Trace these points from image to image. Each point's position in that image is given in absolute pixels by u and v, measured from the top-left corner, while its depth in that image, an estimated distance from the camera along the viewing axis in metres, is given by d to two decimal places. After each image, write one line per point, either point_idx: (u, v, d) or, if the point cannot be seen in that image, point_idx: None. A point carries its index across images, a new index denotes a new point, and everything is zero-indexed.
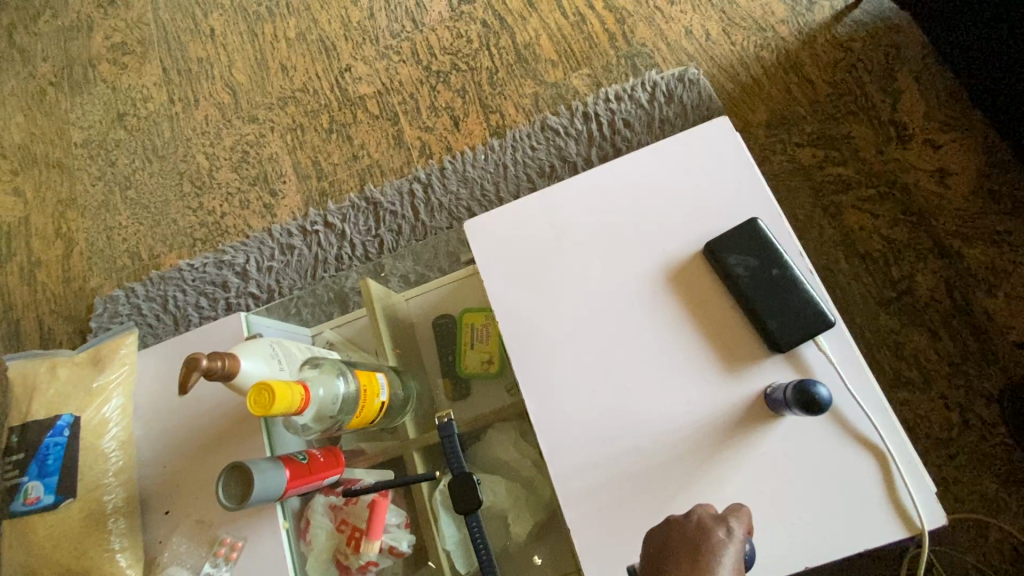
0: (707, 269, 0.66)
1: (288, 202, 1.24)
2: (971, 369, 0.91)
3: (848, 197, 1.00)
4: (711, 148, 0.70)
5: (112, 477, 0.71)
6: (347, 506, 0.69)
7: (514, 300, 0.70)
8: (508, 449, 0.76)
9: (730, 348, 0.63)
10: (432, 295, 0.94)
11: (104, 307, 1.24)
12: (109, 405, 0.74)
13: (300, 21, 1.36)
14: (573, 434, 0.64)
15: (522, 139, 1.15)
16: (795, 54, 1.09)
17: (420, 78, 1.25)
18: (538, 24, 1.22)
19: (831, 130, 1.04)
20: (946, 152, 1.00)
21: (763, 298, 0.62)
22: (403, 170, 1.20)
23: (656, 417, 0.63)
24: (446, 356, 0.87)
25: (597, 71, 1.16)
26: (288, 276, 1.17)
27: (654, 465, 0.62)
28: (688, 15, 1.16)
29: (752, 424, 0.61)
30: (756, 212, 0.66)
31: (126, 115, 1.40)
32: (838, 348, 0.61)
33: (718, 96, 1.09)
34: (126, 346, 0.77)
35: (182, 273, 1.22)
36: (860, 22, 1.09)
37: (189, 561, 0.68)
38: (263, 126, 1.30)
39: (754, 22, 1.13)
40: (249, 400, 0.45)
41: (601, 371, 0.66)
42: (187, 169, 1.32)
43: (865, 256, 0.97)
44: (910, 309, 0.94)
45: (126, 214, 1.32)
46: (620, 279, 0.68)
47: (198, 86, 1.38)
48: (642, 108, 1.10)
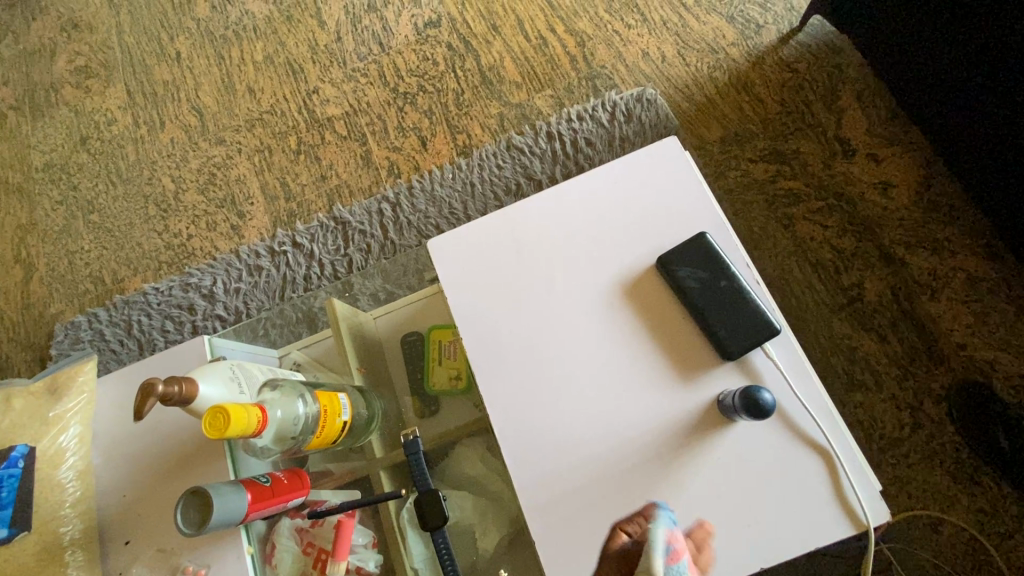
0: (661, 281, 0.68)
1: (256, 223, 1.23)
2: (918, 370, 0.95)
3: (799, 209, 1.05)
4: (663, 165, 0.73)
5: (69, 508, 0.70)
6: (313, 528, 0.69)
7: (478, 315, 0.71)
8: (476, 465, 0.77)
9: (685, 356, 0.66)
10: (400, 313, 0.95)
11: (65, 334, 1.21)
12: (66, 434, 0.73)
13: (268, 44, 1.37)
14: (537, 445, 0.66)
15: (488, 158, 1.18)
16: (746, 75, 1.15)
17: (387, 100, 1.28)
18: (502, 47, 1.26)
19: (782, 146, 1.09)
20: (887, 165, 1.06)
21: (712, 307, 0.65)
22: (371, 190, 1.21)
23: (617, 426, 0.65)
24: (413, 374, 0.88)
25: (559, 92, 1.20)
26: (256, 297, 1.16)
27: (616, 473, 0.63)
28: (645, 38, 1.21)
29: (706, 430, 0.63)
30: (705, 225, 0.69)
31: (89, 138, 1.39)
32: (785, 354, 0.64)
33: (674, 114, 1.14)
34: (83, 373, 0.75)
35: (147, 297, 1.20)
36: (804, 44, 1.15)
37: None
38: (230, 148, 1.30)
39: (706, 44, 1.18)
40: (204, 423, 0.45)
41: (564, 382, 0.67)
42: (153, 192, 1.31)
43: (817, 264, 1.02)
44: (861, 315, 0.99)
45: (89, 238, 1.30)
46: (579, 293, 0.70)
47: (164, 109, 1.37)
48: (603, 128, 1.14)
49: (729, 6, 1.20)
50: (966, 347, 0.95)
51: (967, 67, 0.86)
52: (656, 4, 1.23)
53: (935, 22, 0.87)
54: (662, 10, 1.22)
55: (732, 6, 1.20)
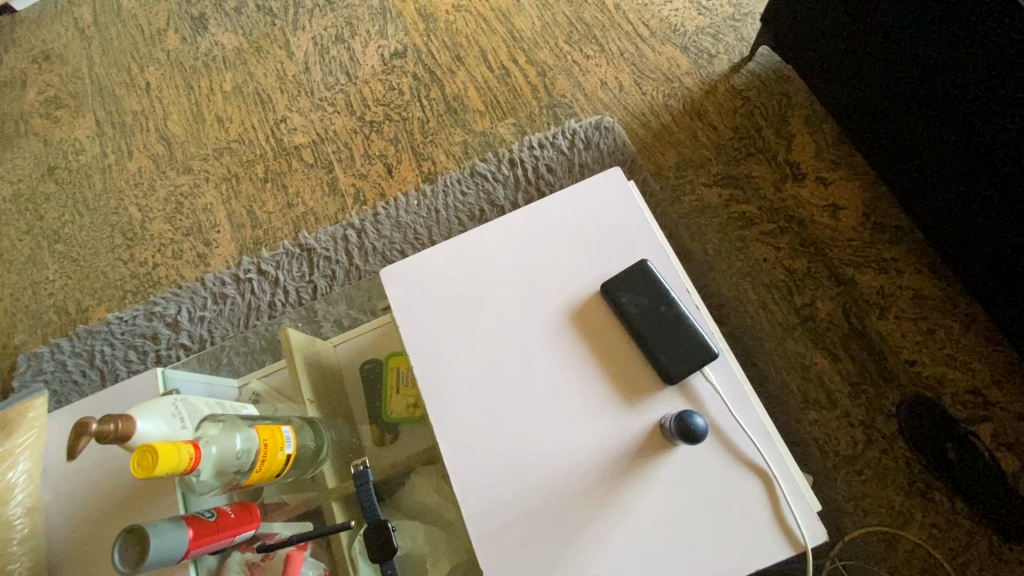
0: (605, 308, 0.70)
1: (223, 251, 1.24)
2: (870, 387, 0.97)
3: (752, 232, 1.08)
4: (607, 195, 0.75)
5: (16, 546, 0.68)
6: (264, 562, 0.68)
7: (430, 345, 0.73)
8: (431, 493, 0.77)
9: (629, 381, 0.67)
10: (359, 340, 0.96)
11: (26, 365, 1.20)
12: (15, 470, 0.71)
13: (237, 75, 1.40)
14: (485, 473, 0.66)
15: (452, 185, 1.20)
16: (699, 103, 1.19)
17: (354, 128, 1.30)
18: (466, 77, 1.29)
19: (734, 170, 1.13)
20: (835, 188, 1.10)
21: (653, 333, 0.67)
22: (338, 217, 1.23)
23: (563, 451, 0.66)
24: (372, 401, 0.89)
25: (521, 120, 1.23)
26: (220, 325, 1.16)
27: (563, 500, 0.64)
28: (603, 67, 1.25)
29: (650, 454, 0.64)
30: (647, 253, 0.72)
31: (57, 168, 1.39)
32: (723, 377, 0.66)
33: (632, 141, 1.18)
34: (34, 409, 0.75)
35: (111, 326, 1.20)
36: (754, 73, 1.20)
37: None
38: (198, 177, 1.31)
39: (662, 73, 1.23)
40: (132, 463, 0.45)
41: (512, 410, 0.68)
42: (119, 221, 1.31)
43: (770, 285, 1.05)
44: (814, 333, 1.01)
45: (54, 268, 1.29)
46: (527, 321, 0.71)
47: (132, 138, 1.38)
48: (564, 154, 1.17)
49: (683, 37, 1.25)
50: (915, 363, 0.98)
51: (906, 93, 0.90)
52: (614, 36, 1.27)
53: (874, 50, 0.92)
54: (620, 41, 1.27)
55: (685, 37, 1.25)
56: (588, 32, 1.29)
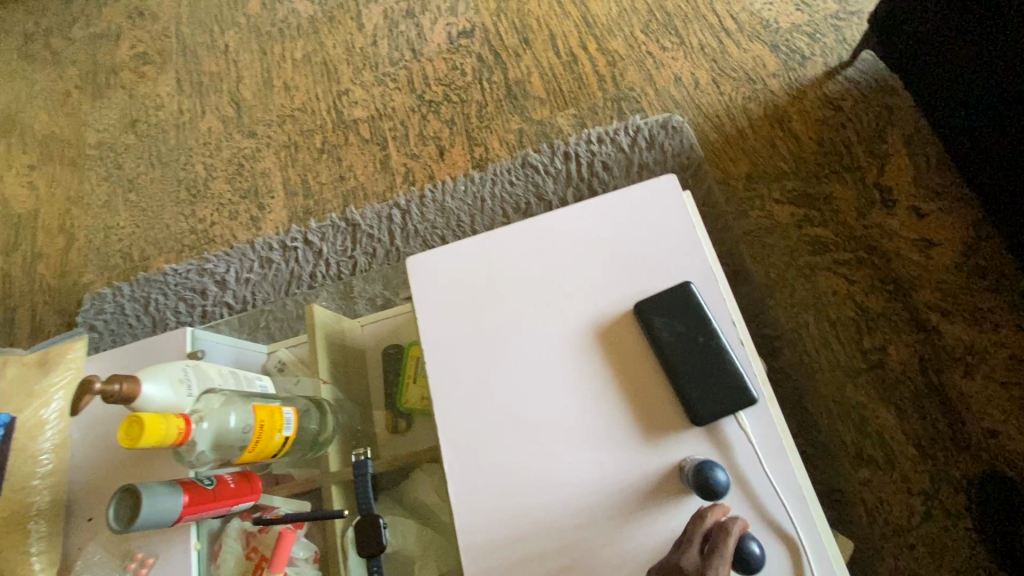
0: (636, 329, 0.64)
1: (274, 217, 1.27)
2: (939, 454, 0.85)
3: (824, 259, 0.97)
4: (657, 206, 0.69)
5: (39, 480, 0.72)
6: (260, 534, 0.70)
7: (445, 342, 0.69)
8: (429, 493, 0.75)
9: (651, 413, 0.61)
10: (386, 323, 0.94)
11: (91, 303, 1.29)
12: (49, 407, 0.75)
13: (308, 43, 1.41)
14: (484, 485, 0.63)
15: (502, 173, 1.16)
16: (783, 109, 1.07)
17: (412, 106, 1.28)
18: (531, 62, 1.24)
19: (813, 189, 1.01)
20: (930, 222, 0.96)
21: (686, 365, 0.59)
22: (385, 195, 1.22)
23: (567, 478, 0.61)
24: (390, 388, 0.87)
25: (583, 112, 1.17)
26: (263, 289, 1.19)
27: (558, 530, 0.59)
28: (679, 62, 1.15)
29: (663, 496, 0.58)
30: (692, 274, 0.65)
31: (138, 121, 1.47)
32: (761, 426, 0.58)
33: (701, 145, 1.08)
34: (73, 351, 0.78)
35: (166, 277, 1.26)
36: (852, 80, 1.06)
37: (100, 571, 0.70)
38: (260, 141, 1.35)
39: (744, 73, 1.11)
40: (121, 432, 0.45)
41: (520, 424, 0.64)
42: (186, 176, 1.37)
43: (836, 321, 0.93)
44: (880, 382, 0.90)
45: (125, 215, 1.38)
46: (550, 331, 0.66)
47: (207, 98, 1.44)
48: (622, 152, 1.10)
49: (773, 34, 1.13)
50: (998, 435, 0.84)
51: None
52: (696, 28, 1.17)
53: (1000, 66, 0.78)
54: (701, 34, 1.16)
55: (777, 34, 1.13)
56: (668, 22, 1.19)
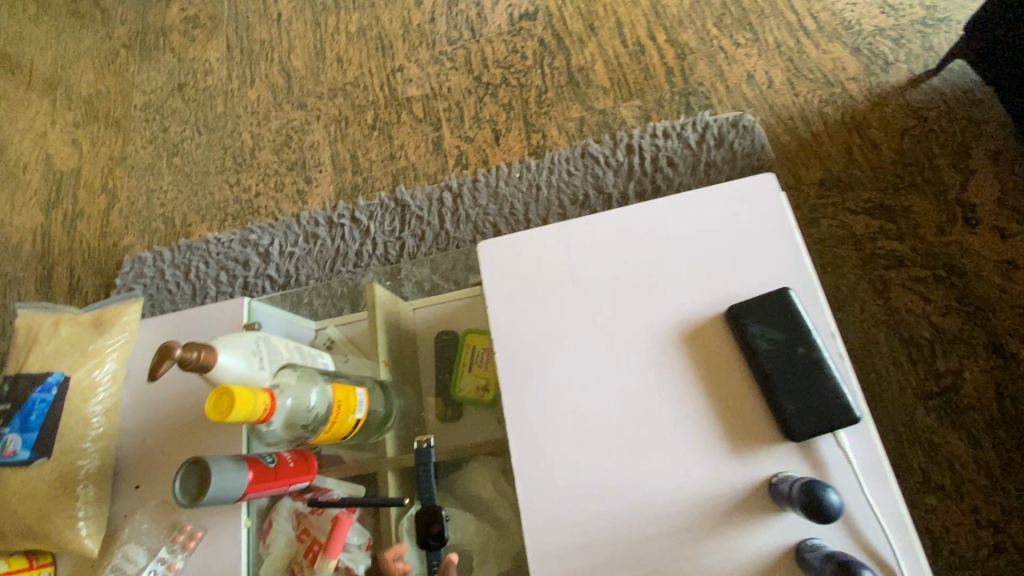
0: (727, 334, 0.60)
1: (321, 191, 1.24)
2: (1012, 487, 0.81)
3: (899, 275, 0.93)
4: (752, 204, 0.65)
5: (90, 443, 0.70)
6: (312, 516, 0.67)
7: (518, 334, 0.66)
8: (486, 486, 0.72)
9: (739, 424, 0.58)
10: (439, 308, 0.92)
11: (131, 267, 1.28)
12: (101, 368, 0.73)
13: (363, 17, 1.38)
14: (556, 486, 0.60)
15: (560, 162, 1.12)
16: (862, 115, 1.02)
17: (468, 88, 1.24)
18: (596, 49, 1.19)
19: (890, 201, 0.97)
20: (1015, 243, 0.91)
21: (784, 376, 0.56)
22: (437, 177, 1.19)
23: (645, 485, 0.58)
24: (441, 375, 0.85)
25: (648, 105, 1.13)
26: (307, 264, 1.17)
27: (634, 538, 0.57)
28: (753, 59, 1.11)
29: (750, 511, 0.55)
30: (789, 280, 0.61)
31: (186, 85, 1.45)
32: (861, 446, 0.55)
33: (772, 146, 1.04)
34: (129, 313, 0.76)
35: (208, 245, 1.24)
36: (938, 90, 1.01)
37: (147, 541, 0.68)
38: (310, 114, 1.32)
39: (822, 75, 1.07)
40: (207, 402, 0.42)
41: (596, 424, 0.61)
42: (232, 144, 1.35)
43: (908, 340, 0.89)
44: (952, 407, 0.86)
45: (169, 179, 1.36)
46: (631, 330, 0.63)
47: (257, 66, 1.41)
48: (689, 149, 1.06)
49: (855, 37, 1.08)
50: None
51: None
52: (773, 25, 1.12)
53: None
54: (778, 32, 1.11)
55: (859, 36, 1.08)
56: (743, 16, 1.14)
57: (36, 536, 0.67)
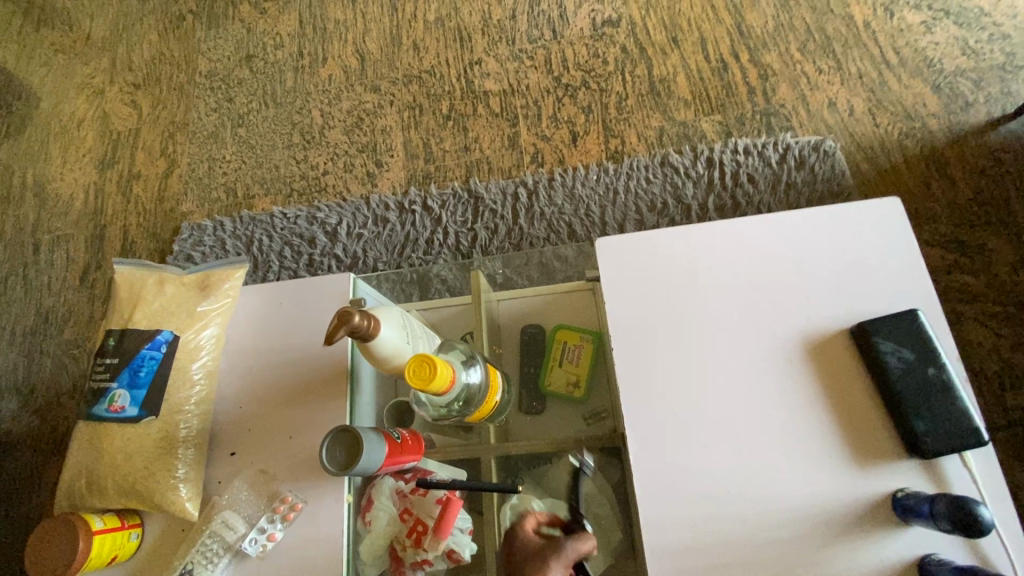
0: (852, 350, 0.62)
1: (392, 176, 1.24)
2: None
3: (972, 308, 0.95)
4: (877, 225, 0.66)
5: (193, 406, 0.70)
6: (414, 496, 0.66)
7: (637, 333, 0.66)
8: (585, 481, 0.72)
9: (863, 439, 0.59)
10: (524, 302, 0.92)
11: (190, 233, 1.26)
12: (206, 331, 0.72)
13: (442, 6, 1.38)
14: (675, 486, 0.60)
15: (639, 169, 1.13)
16: (941, 151, 1.05)
17: (547, 88, 1.25)
18: (678, 62, 1.21)
19: (966, 237, 0.99)
20: None
21: (913, 395, 0.58)
22: (511, 172, 1.20)
23: (766, 491, 0.59)
24: (529, 369, 0.85)
25: (728, 121, 1.15)
26: (375, 247, 1.17)
27: (754, 542, 0.57)
28: (835, 86, 1.13)
29: (873, 524, 0.56)
30: (915, 302, 0.62)
31: (254, 57, 1.44)
32: (986, 470, 0.56)
33: (851, 173, 1.06)
34: (234, 279, 0.75)
35: (273, 219, 1.23)
36: (1015, 134, 1.05)
37: (245, 510, 0.67)
38: (383, 98, 1.32)
39: (902, 109, 1.09)
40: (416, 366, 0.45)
41: (718, 429, 0.61)
42: (301, 121, 1.34)
43: (979, 373, 0.92)
44: (1019, 441, 0.88)
45: (232, 150, 1.35)
46: (755, 338, 0.64)
47: (329, 45, 1.41)
48: (769, 168, 1.08)
49: (936, 75, 1.11)
50: None
51: None
52: (856, 55, 1.15)
53: None
54: (861, 63, 1.14)
55: (940, 75, 1.11)
56: (827, 44, 1.17)
57: (136, 495, 0.66)
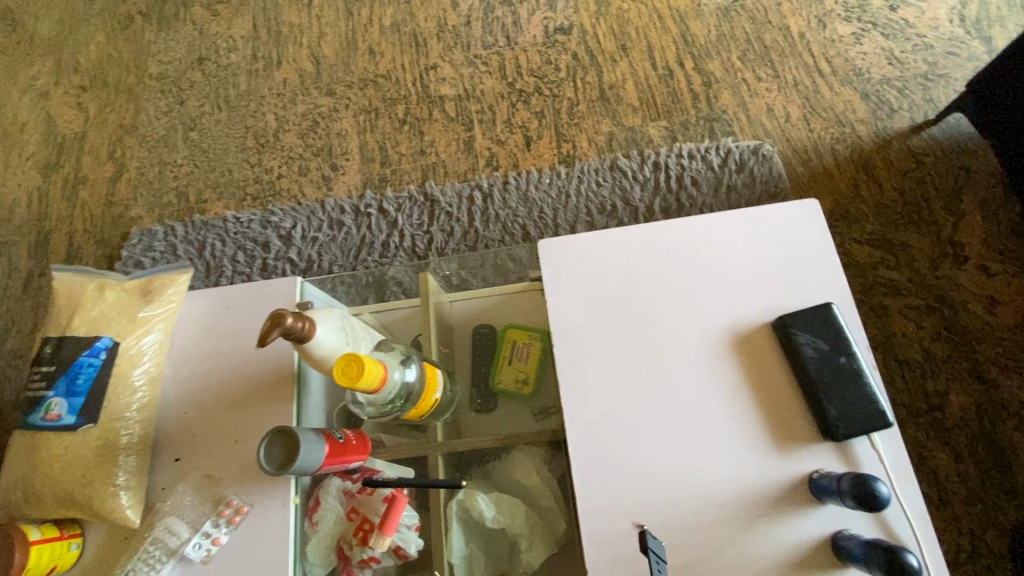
0: (774, 342, 0.66)
1: (347, 179, 1.25)
2: (988, 498, 0.91)
3: (896, 302, 1.02)
4: (797, 226, 0.70)
5: (134, 412, 0.69)
6: (361, 495, 0.68)
7: (577, 330, 0.69)
8: (530, 475, 0.73)
9: (782, 425, 0.63)
10: (475, 303, 0.94)
11: (140, 239, 1.24)
12: (149, 337, 0.71)
13: (398, 12, 1.39)
14: (611, 475, 0.63)
15: (590, 172, 1.17)
16: (869, 154, 1.12)
17: (502, 93, 1.28)
18: (627, 69, 1.26)
19: (891, 235, 1.06)
20: (997, 281, 1.02)
21: (827, 382, 0.62)
22: (466, 175, 1.22)
23: (697, 476, 0.62)
24: (480, 367, 0.87)
25: (674, 126, 1.19)
26: (331, 251, 1.17)
27: (685, 525, 0.61)
28: (773, 94, 1.19)
29: (792, 503, 0.60)
30: (830, 297, 0.67)
31: (206, 60, 1.42)
32: (892, 450, 0.61)
33: (787, 176, 1.12)
34: (177, 284, 0.75)
35: (226, 223, 1.22)
36: (935, 139, 1.12)
37: (189, 515, 0.67)
38: (338, 102, 1.32)
39: (834, 115, 1.16)
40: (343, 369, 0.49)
41: (651, 419, 0.64)
42: (255, 124, 1.33)
43: (903, 362, 0.98)
44: (939, 424, 0.95)
45: (184, 153, 1.33)
46: (685, 333, 0.67)
47: (284, 49, 1.40)
48: (712, 171, 1.13)
49: (865, 83, 1.18)
50: None
51: None
52: (792, 64, 1.21)
53: None
54: (797, 71, 1.20)
55: (868, 83, 1.18)
56: (765, 53, 1.23)
57: (75, 504, 0.65)
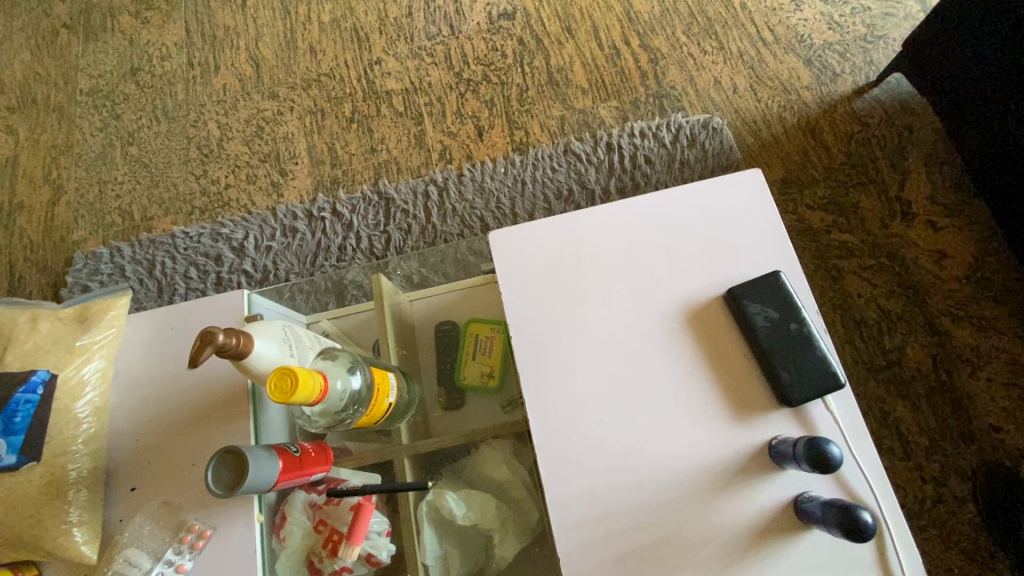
0: (726, 315, 0.66)
1: (298, 184, 1.21)
2: (948, 445, 0.94)
3: (851, 264, 1.04)
4: (741, 197, 0.71)
5: (80, 445, 0.66)
6: (327, 507, 0.66)
7: (532, 320, 0.68)
8: (499, 469, 0.74)
9: (739, 395, 0.63)
10: (436, 299, 0.93)
11: (84, 263, 1.19)
12: (90, 366, 0.69)
13: (336, 7, 1.35)
14: (575, 461, 0.63)
15: (544, 159, 1.16)
16: (815, 120, 1.14)
17: (449, 84, 1.26)
18: (573, 51, 1.24)
19: (842, 198, 1.08)
20: (945, 235, 1.05)
21: (780, 350, 0.63)
22: (420, 171, 1.19)
23: (658, 455, 0.62)
24: (444, 364, 0.86)
25: (624, 105, 1.19)
26: (286, 259, 1.14)
27: (651, 504, 0.61)
28: (719, 66, 1.20)
29: (755, 471, 0.61)
30: (778, 265, 0.67)
31: (140, 70, 1.36)
32: (845, 410, 0.62)
33: (738, 147, 1.13)
34: (116, 308, 0.72)
35: (174, 240, 1.18)
36: (878, 100, 1.14)
37: (148, 545, 0.62)
38: (282, 105, 1.28)
39: (780, 83, 1.17)
40: (281, 383, 0.50)
41: (610, 402, 0.64)
42: (197, 134, 1.28)
43: (860, 321, 1.01)
44: (898, 379, 0.97)
45: (124, 170, 1.28)
46: (639, 313, 0.67)
47: (221, 53, 1.35)
48: (665, 147, 1.13)
49: (807, 49, 1.19)
50: (999, 430, 0.94)
51: None
52: (735, 35, 1.21)
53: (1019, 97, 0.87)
54: (740, 42, 1.21)
55: (811, 49, 1.19)
56: (709, 26, 1.23)
57: (27, 545, 0.63)
